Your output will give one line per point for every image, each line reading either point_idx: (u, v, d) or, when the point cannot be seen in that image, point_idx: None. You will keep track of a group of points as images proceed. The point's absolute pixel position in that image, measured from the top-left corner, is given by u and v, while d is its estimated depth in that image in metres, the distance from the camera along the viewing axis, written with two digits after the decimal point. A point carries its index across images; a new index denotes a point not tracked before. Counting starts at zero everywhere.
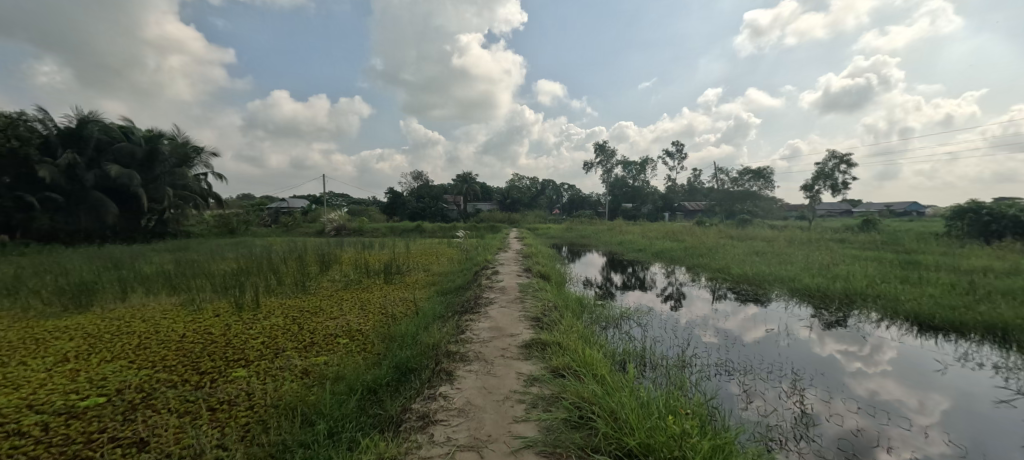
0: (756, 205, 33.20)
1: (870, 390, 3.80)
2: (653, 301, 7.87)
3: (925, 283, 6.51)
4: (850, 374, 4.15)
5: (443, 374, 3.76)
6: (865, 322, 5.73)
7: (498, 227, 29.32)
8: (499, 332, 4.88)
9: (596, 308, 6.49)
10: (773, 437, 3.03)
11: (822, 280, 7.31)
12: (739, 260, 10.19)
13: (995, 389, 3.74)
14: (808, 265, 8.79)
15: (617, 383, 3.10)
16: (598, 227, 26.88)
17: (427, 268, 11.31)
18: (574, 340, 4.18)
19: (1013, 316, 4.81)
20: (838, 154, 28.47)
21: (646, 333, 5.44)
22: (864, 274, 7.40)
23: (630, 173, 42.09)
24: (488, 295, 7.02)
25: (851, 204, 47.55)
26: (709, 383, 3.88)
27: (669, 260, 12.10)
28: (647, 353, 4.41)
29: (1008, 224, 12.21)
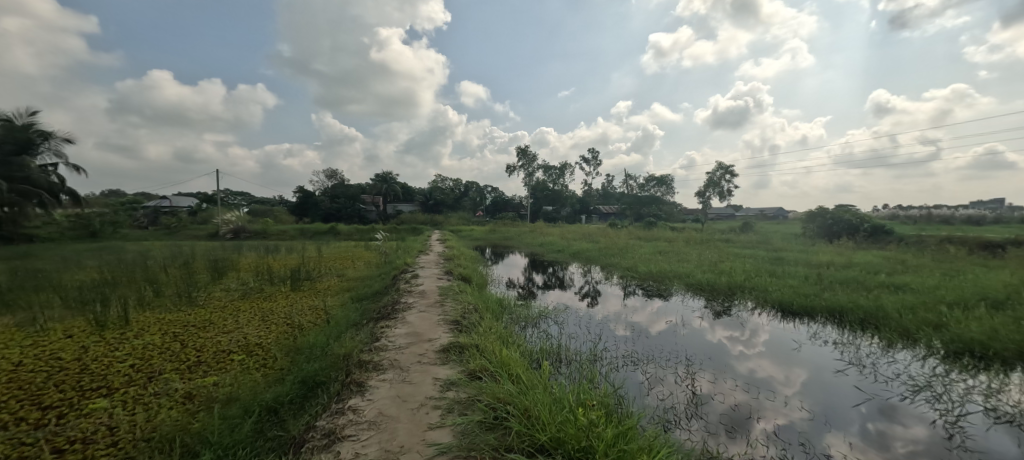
0: (660, 209, 36.75)
1: (748, 369, 4.39)
2: (571, 299, 8.26)
3: (787, 275, 7.75)
4: (733, 357, 4.75)
5: (354, 386, 3.51)
6: (744, 310, 6.64)
7: (420, 229, 28.59)
8: (416, 337, 4.71)
9: (517, 308, 6.61)
10: (670, 419, 3.34)
11: (711, 276, 8.31)
12: (645, 259, 11.14)
13: (834, 361, 4.56)
14: (701, 262, 9.95)
15: (532, 380, 3.17)
16: (520, 230, 27.58)
17: (341, 272, 10.57)
18: (492, 342, 4.20)
19: (846, 300, 5.94)
20: (724, 165, 32.72)
21: (562, 330, 5.68)
22: (744, 270, 8.56)
23: (551, 177, 43.76)
24: (406, 300, 6.76)
25: (734, 209, 55.17)
26: (617, 374, 4.16)
27: (586, 260, 12.82)
28: (562, 350, 4.60)
29: (844, 226, 15.09)
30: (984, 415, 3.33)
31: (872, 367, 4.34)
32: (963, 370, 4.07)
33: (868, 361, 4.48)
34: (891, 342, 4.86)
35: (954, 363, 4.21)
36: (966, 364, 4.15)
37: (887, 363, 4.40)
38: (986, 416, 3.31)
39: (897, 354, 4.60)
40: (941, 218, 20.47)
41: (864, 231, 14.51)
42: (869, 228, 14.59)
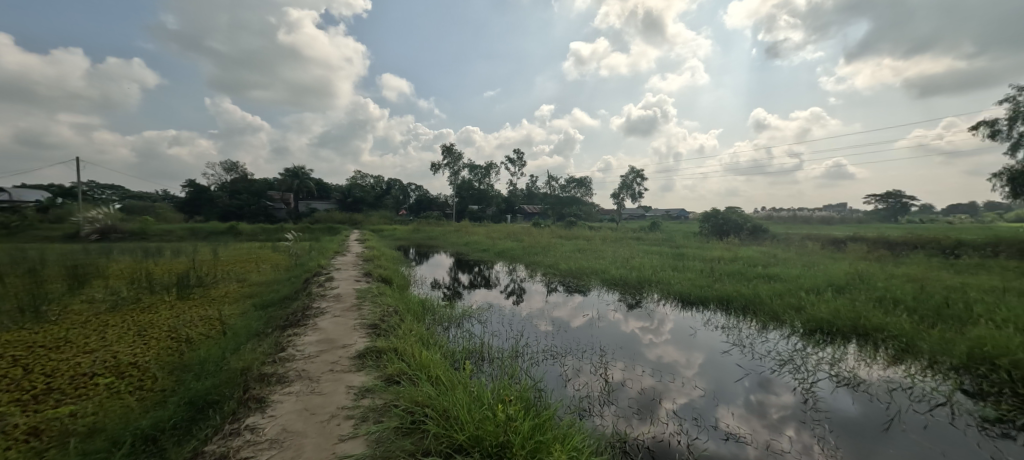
0: (580, 209, 38.76)
1: (655, 356, 4.81)
2: (497, 297, 8.35)
3: (686, 269, 8.65)
4: (642, 345, 5.18)
5: (252, 402, 3.15)
6: (653, 302, 7.26)
7: (337, 229, 26.77)
8: (329, 344, 4.38)
9: (440, 308, 6.49)
10: (584, 407, 3.53)
11: (624, 271, 8.99)
12: (566, 257, 11.64)
13: (721, 343, 5.19)
14: (615, 259, 10.69)
15: (452, 380, 3.13)
16: (445, 229, 27.18)
17: (242, 277, 9.44)
18: (412, 344, 4.07)
19: (732, 290, 6.82)
20: (636, 169, 35.55)
21: (485, 328, 5.70)
22: (651, 265, 9.37)
23: (477, 177, 43.70)
24: (318, 304, 6.26)
25: (644, 209, 60.34)
26: (537, 368, 4.29)
27: (510, 259, 13.02)
28: (484, 348, 4.61)
29: (731, 225, 17.30)
30: (830, 380, 4.04)
31: (750, 347, 5.02)
32: (815, 344, 4.91)
33: (747, 342, 5.18)
34: (765, 324, 5.67)
35: (810, 339, 5.05)
36: (817, 339, 5.00)
37: (762, 342, 5.12)
38: (831, 382, 4.01)
39: (769, 334, 5.38)
40: (803, 218, 24.41)
41: (746, 230, 16.76)
42: (750, 227, 16.87)
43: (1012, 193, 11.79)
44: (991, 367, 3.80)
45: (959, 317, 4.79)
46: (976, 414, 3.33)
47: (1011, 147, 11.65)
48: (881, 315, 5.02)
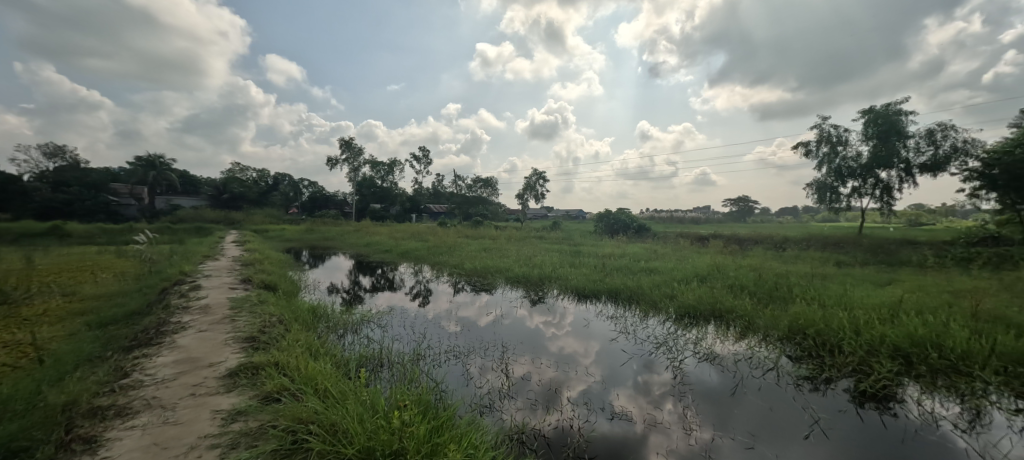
0: (486, 208, 39.24)
1: (558, 347, 5.10)
2: (402, 300, 8.02)
3: (582, 265, 9.35)
4: (545, 339, 5.43)
5: (78, 445, 2.53)
6: (554, 297, 7.67)
7: (209, 229, 23.06)
8: (191, 365, 3.73)
9: (334, 314, 5.98)
10: (486, 403, 3.58)
11: (527, 269, 9.33)
12: (471, 257, 11.67)
13: (610, 332, 5.71)
14: (518, 258, 11.03)
15: (343, 391, 2.91)
16: (343, 229, 25.22)
17: (70, 290, 7.54)
18: (297, 356, 3.68)
19: (621, 283, 7.54)
20: (538, 171, 37.24)
21: (385, 333, 5.42)
22: (552, 263, 9.90)
23: (379, 174, 41.46)
24: (179, 319, 5.30)
25: (546, 209, 63.66)
26: (439, 370, 4.22)
27: (415, 260, 12.60)
28: (382, 354, 4.37)
29: (620, 225, 19.14)
30: (694, 357, 4.71)
31: (634, 333, 5.59)
32: (684, 326, 5.67)
33: (631, 329, 5.76)
34: (646, 311, 6.39)
35: (679, 322, 5.82)
36: (685, 323, 5.79)
37: (642, 328, 5.76)
38: (695, 358, 4.67)
39: (649, 320, 6.07)
40: (677, 218, 28.10)
41: (633, 229, 18.71)
42: (636, 226, 18.87)
43: (819, 199, 15.06)
44: (803, 336, 4.82)
45: (783, 297, 5.98)
46: (793, 374, 4.18)
47: (817, 163, 14.91)
48: (731, 299, 6.02)
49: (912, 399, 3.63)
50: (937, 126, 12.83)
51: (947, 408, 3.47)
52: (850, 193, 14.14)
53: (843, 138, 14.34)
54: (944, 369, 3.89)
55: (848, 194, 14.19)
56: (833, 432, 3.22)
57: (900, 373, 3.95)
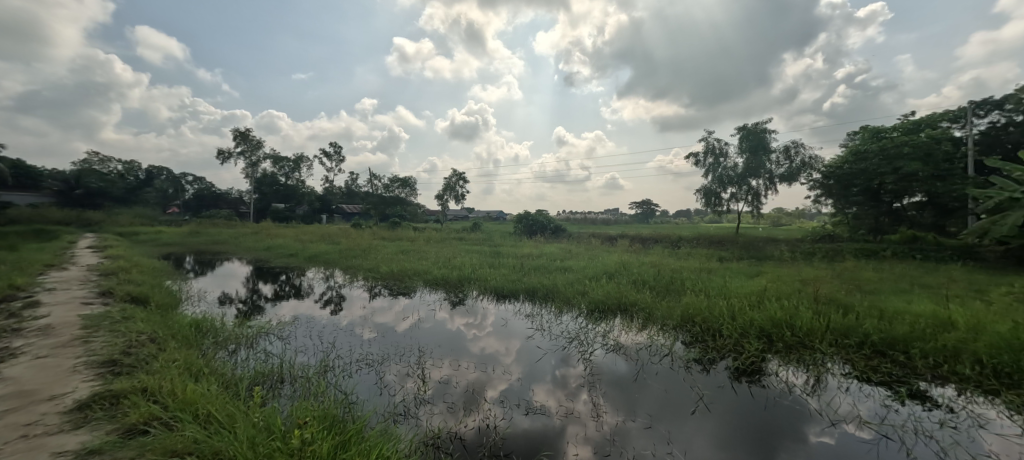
0: (405, 209, 37.37)
1: (481, 348, 5.13)
2: (311, 308, 7.36)
3: (501, 266, 9.53)
4: (467, 340, 5.42)
5: None
6: (474, 298, 7.68)
7: (55, 233, 18.85)
8: (20, 400, 3.00)
9: (225, 328, 5.28)
10: (401, 411, 3.47)
11: (446, 271, 9.23)
12: (387, 260, 11.16)
13: (527, 329, 5.89)
14: (438, 260, 10.83)
15: (232, 415, 2.59)
16: (238, 230, 22.39)
17: None
18: (175, 378, 3.19)
19: (538, 282, 7.81)
20: (458, 172, 36.84)
21: (287, 345, 4.93)
22: (471, 264, 9.90)
23: (283, 170, 37.68)
24: (3, 345, 4.23)
25: (467, 210, 63.39)
26: (348, 381, 3.96)
27: (325, 264, 11.68)
28: (282, 369, 3.97)
29: (537, 226, 19.84)
30: (603, 349, 5.06)
31: (549, 330, 5.82)
32: (594, 320, 6.07)
33: (547, 326, 5.99)
34: (560, 308, 6.70)
35: (590, 317, 6.22)
36: (595, 317, 6.20)
37: (557, 324, 6.04)
38: (604, 350, 5.02)
39: (563, 316, 6.38)
40: (590, 220, 29.99)
41: (550, 230, 19.59)
42: (553, 227, 19.76)
43: (706, 203, 17.19)
44: (692, 324, 5.46)
45: (677, 289, 6.73)
46: (684, 357, 4.71)
47: (705, 172, 17.03)
48: (634, 293, 6.59)
49: (773, 371, 4.33)
50: (792, 144, 15.48)
51: (796, 377, 4.20)
52: (730, 198, 16.36)
53: (724, 150, 16.59)
54: (794, 345, 4.71)
55: (728, 199, 16.43)
56: (714, 406, 3.70)
57: (765, 351, 4.68)
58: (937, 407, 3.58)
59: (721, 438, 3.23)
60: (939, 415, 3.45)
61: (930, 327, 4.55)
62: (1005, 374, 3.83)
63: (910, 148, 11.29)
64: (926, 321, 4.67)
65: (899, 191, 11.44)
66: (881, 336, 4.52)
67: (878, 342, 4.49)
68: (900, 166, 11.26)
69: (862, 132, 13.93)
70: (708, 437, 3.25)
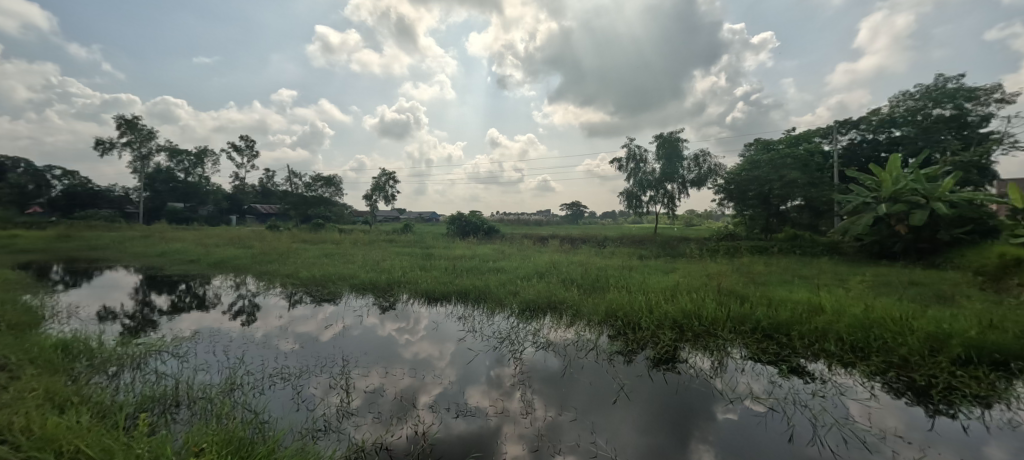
0: (329, 209, 34.05)
1: (413, 353, 4.98)
2: (218, 320, 6.55)
3: (432, 268, 9.34)
4: (400, 346, 5.23)
5: None
6: (405, 302, 7.42)
7: None
8: None
9: (105, 347, 4.51)
10: (320, 427, 3.25)
11: (374, 275, 8.83)
12: (308, 264, 10.37)
13: (459, 331, 5.83)
14: (365, 263, 10.31)
15: (110, 449, 2.24)
16: (123, 233, 19.31)
17: None
18: (30, 411, 2.67)
19: (471, 284, 7.78)
20: (388, 172, 35.33)
21: (185, 364, 4.36)
22: (402, 267, 9.57)
23: (182, 165, 33.26)
24: None
25: (398, 211, 61.14)
26: (258, 399, 3.60)
27: (233, 270, 10.52)
28: (177, 391, 3.51)
29: (471, 226, 19.78)
30: (533, 347, 5.18)
31: (481, 331, 5.81)
32: (525, 319, 6.19)
33: (479, 327, 5.99)
34: (492, 309, 6.75)
35: (521, 316, 6.33)
36: (526, 316, 6.33)
37: (488, 325, 6.05)
38: (535, 348, 5.14)
39: (494, 317, 6.43)
40: (522, 221, 30.55)
41: (483, 231, 19.67)
42: (486, 228, 19.82)
43: (628, 205, 18.40)
44: (615, 318, 5.81)
45: (602, 287, 7.12)
46: (609, 351, 4.99)
47: (627, 176, 18.24)
48: (562, 292, 6.86)
49: (684, 358, 4.77)
50: (701, 153, 17.20)
51: (703, 362, 4.66)
52: (649, 201, 17.70)
53: (644, 157, 17.90)
54: (702, 333, 5.22)
55: (648, 201, 17.76)
56: (633, 395, 3.97)
57: (677, 340, 5.13)
58: (812, 380, 4.20)
59: (639, 423, 3.48)
60: (813, 386, 4.05)
61: (805, 311, 5.35)
62: (859, 348, 4.62)
63: (791, 160, 13.34)
64: (803, 307, 5.47)
65: (784, 196, 13.22)
66: (770, 321, 5.20)
67: (766, 327, 5.15)
68: (784, 174, 13.07)
69: (756, 144, 15.91)
70: (629, 424, 3.47)
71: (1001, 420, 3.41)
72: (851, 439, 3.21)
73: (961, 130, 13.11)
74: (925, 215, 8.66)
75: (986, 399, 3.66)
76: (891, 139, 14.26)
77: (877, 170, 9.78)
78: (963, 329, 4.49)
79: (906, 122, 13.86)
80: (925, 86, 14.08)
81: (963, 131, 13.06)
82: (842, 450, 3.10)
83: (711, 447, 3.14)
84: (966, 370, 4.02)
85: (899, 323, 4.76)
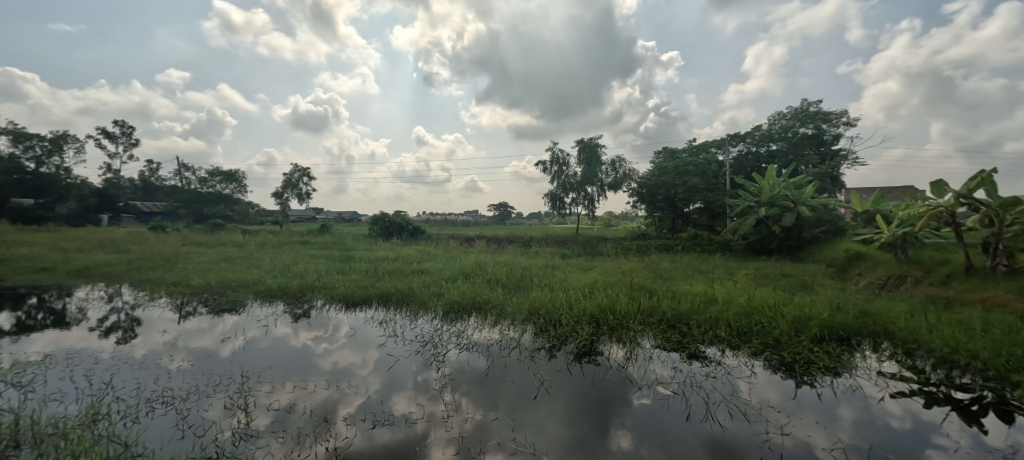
0: (231, 208, 30.32)
1: (332, 362, 4.65)
2: (82, 339, 5.49)
3: (351, 271, 8.82)
4: (317, 356, 4.84)
5: None
6: (319, 309, 6.89)
7: None
8: None
9: None
10: (210, 454, 2.90)
11: (283, 280, 8.09)
12: (202, 270, 9.17)
13: (380, 337, 5.57)
14: (272, 267, 9.40)
15: None
16: None
17: None
18: None
19: (393, 287, 7.49)
20: (301, 167, 32.49)
21: (31, 395, 3.61)
22: (316, 271, 8.87)
23: (32, 153, 27.35)
24: None
25: (314, 212, 56.66)
26: (131, 430, 3.12)
27: (103, 279, 8.93)
28: (16, 430, 2.90)
29: (395, 227, 19.05)
30: (456, 349, 5.13)
31: (403, 335, 5.61)
32: (449, 321, 6.11)
33: (400, 331, 5.78)
34: (416, 311, 6.56)
35: (445, 318, 6.25)
36: (451, 317, 6.26)
37: (411, 329, 5.87)
38: (459, 350, 5.10)
39: (417, 320, 6.25)
40: (450, 221, 30.17)
41: (407, 231, 19.08)
42: (411, 229, 19.26)
43: (552, 206, 19.12)
44: (538, 316, 5.99)
45: (526, 286, 7.31)
46: (531, 348, 5.13)
47: (551, 178, 18.94)
48: (487, 292, 6.91)
49: (600, 350, 5.07)
50: (617, 159, 18.47)
51: (617, 353, 5.00)
52: (572, 202, 18.57)
53: (566, 160, 18.74)
54: (616, 326, 5.61)
55: (571, 203, 18.61)
56: (553, 389, 4.13)
57: (594, 334, 5.45)
58: (707, 363, 4.73)
59: (558, 416, 3.63)
60: (707, 369, 4.56)
61: (702, 302, 6.02)
62: (744, 332, 5.30)
63: (693, 167, 14.89)
64: (700, 298, 6.14)
65: (687, 199, 14.73)
66: (673, 313, 5.75)
67: (671, 318, 5.70)
68: (687, 180, 14.62)
69: (664, 152, 17.51)
70: (549, 417, 3.60)
71: (845, 385, 4.15)
72: (736, 413, 3.67)
73: (818, 147, 15.81)
74: (793, 217, 10.24)
75: (835, 370, 4.44)
76: (769, 152, 16.63)
77: (759, 178, 11.35)
78: (819, 312, 5.40)
79: (780, 137, 16.27)
80: (793, 107, 16.63)
81: (820, 147, 15.74)
82: (730, 423, 3.54)
83: (626, 432, 3.38)
84: (821, 346, 4.84)
85: (773, 310, 5.57)
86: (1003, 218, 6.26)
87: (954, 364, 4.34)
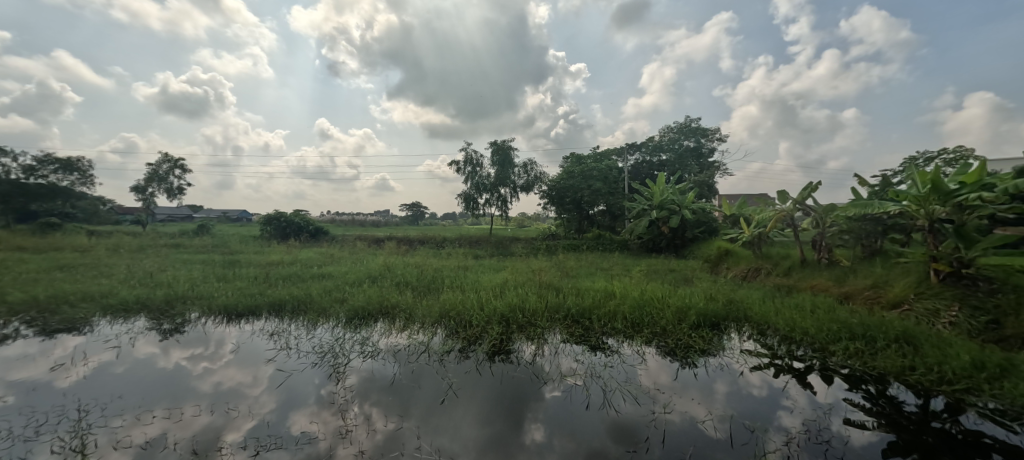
0: (71, 204, 24.68)
1: (213, 383, 4.05)
2: None
3: (235, 278, 7.81)
4: (192, 377, 4.18)
5: None
6: (194, 323, 5.97)
7: None
8: None
9: None
10: None
11: (144, 291, 6.85)
12: (23, 282, 7.32)
13: (270, 350, 5.01)
14: (129, 276, 7.88)
15: None
16: None
17: None
18: None
19: (287, 294, 6.79)
20: (172, 157, 27.75)
21: None
22: (190, 278, 7.66)
23: None
24: None
25: (191, 211, 48.85)
26: None
27: None
28: None
29: (293, 228, 17.34)
30: (360, 357, 4.83)
31: (298, 347, 5.11)
32: (353, 329, 5.73)
33: (294, 343, 5.26)
34: (314, 319, 6.03)
35: (348, 325, 5.85)
36: (355, 324, 5.88)
37: (307, 340, 5.36)
38: (362, 358, 4.79)
39: (316, 329, 5.75)
40: (358, 221, 28.41)
41: (307, 232, 17.49)
42: (312, 229, 17.72)
43: (466, 207, 19.11)
44: (448, 318, 5.93)
45: (436, 288, 7.19)
46: (442, 352, 5.04)
47: (465, 179, 18.91)
48: (395, 296, 6.65)
49: (510, 349, 5.19)
50: (528, 162, 19.15)
51: (526, 351, 5.16)
52: (485, 203, 18.75)
53: (480, 162, 18.88)
54: (525, 324, 5.78)
55: (484, 203, 18.78)
56: (464, 391, 4.11)
57: (504, 332, 5.55)
58: (606, 354, 5.12)
59: (471, 417, 3.62)
60: (606, 359, 4.95)
61: (601, 297, 6.52)
62: (637, 323, 5.85)
63: (596, 172, 16.33)
64: (600, 294, 6.65)
65: (592, 202, 15.87)
66: (577, 308, 6.13)
67: (574, 313, 6.06)
68: (591, 184, 15.85)
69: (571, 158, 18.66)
70: (461, 419, 3.57)
71: (717, 364, 4.82)
72: (630, 397, 4.04)
73: (698, 159, 18.25)
74: (677, 219, 11.67)
75: (708, 351, 5.13)
76: (660, 161, 18.60)
77: (651, 184, 12.74)
78: (695, 302, 6.20)
79: (669, 149, 18.50)
80: (679, 123, 19.01)
81: (699, 160, 18.27)
82: (625, 407, 3.88)
83: (538, 425, 3.52)
84: (697, 332, 5.56)
85: (662, 302, 6.25)
86: (825, 219, 7.91)
87: (792, 339, 5.31)
